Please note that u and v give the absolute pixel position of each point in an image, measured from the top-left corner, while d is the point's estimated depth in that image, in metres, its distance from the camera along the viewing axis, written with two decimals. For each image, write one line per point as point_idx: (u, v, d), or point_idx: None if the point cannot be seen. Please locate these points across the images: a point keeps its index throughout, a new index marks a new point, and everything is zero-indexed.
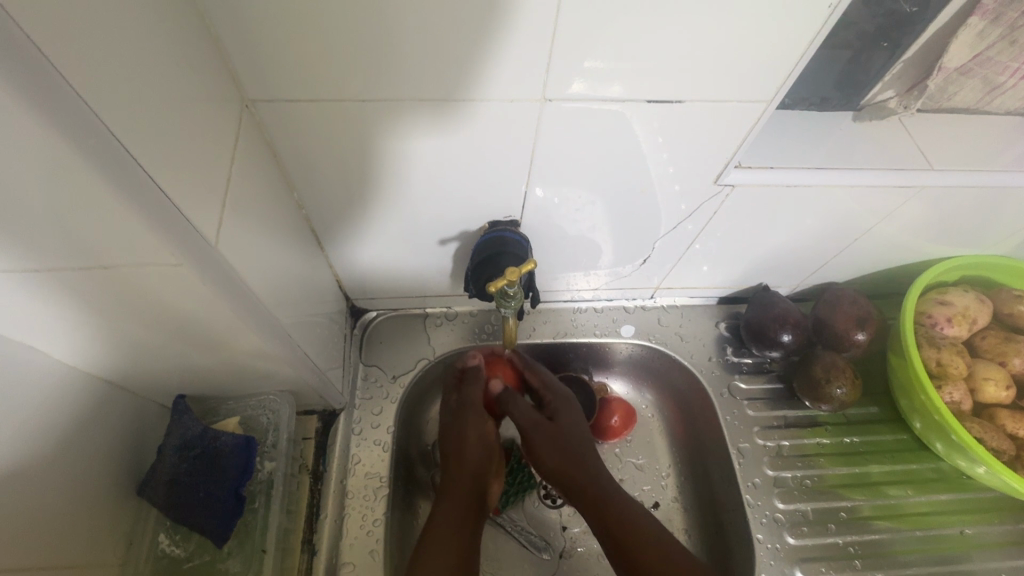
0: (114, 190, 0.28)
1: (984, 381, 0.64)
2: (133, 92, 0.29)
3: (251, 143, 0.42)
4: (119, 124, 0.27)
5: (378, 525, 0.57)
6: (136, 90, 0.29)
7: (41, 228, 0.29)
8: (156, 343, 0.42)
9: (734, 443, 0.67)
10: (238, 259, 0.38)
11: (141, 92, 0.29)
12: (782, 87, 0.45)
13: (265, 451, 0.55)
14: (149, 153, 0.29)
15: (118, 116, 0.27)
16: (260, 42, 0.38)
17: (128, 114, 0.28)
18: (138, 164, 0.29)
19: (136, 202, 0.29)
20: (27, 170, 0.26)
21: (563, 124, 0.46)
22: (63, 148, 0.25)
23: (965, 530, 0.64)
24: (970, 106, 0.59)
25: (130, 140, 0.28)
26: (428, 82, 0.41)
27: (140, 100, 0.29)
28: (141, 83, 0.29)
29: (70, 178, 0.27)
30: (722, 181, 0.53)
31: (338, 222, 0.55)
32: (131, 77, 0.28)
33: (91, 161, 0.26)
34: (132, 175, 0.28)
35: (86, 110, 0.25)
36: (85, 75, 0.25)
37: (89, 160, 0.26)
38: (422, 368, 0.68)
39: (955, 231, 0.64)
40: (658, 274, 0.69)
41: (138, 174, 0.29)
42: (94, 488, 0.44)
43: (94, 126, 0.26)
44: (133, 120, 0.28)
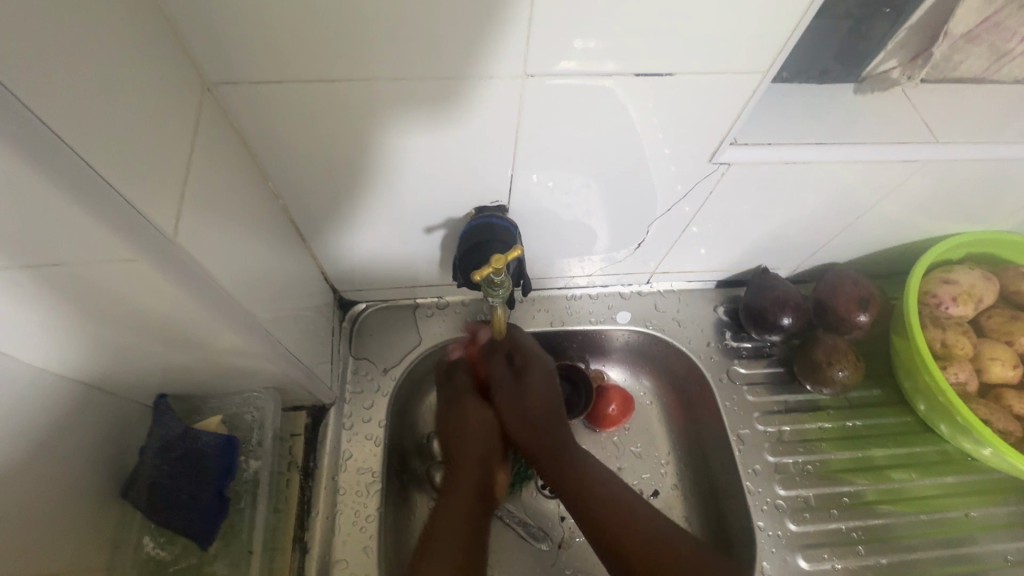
0: (56, 186, 0.26)
1: (991, 362, 0.62)
2: (71, 72, 0.26)
3: (216, 130, 0.40)
4: (54, 107, 0.25)
5: (371, 521, 0.56)
6: (75, 70, 0.27)
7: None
8: (129, 342, 0.40)
9: (734, 429, 0.65)
10: (206, 252, 0.36)
11: (79, 71, 0.27)
12: (778, 58, 0.42)
13: (250, 450, 0.53)
14: (95, 145, 0.28)
15: (52, 97, 0.25)
16: (219, 22, 0.35)
17: (63, 96, 0.26)
18: (74, 150, 0.26)
19: (77, 191, 0.27)
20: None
21: (549, 103, 0.44)
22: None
23: (970, 512, 0.63)
24: (977, 76, 0.56)
25: (66, 123, 0.26)
26: (400, 59, 0.39)
27: (79, 82, 0.27)
28: (79, 63, 0.27)
29: (7, 170, 0.25)
30: (718, 159, 0.51)
31: (319, 213, 0.53)
32: (67, 56, 0.26)
33: (26, 157, 0.25)
34: (69, 163, 0.26)
35: (11, 92, 0.23)
36: (10, 54, 0.23)
37: (24, 156, 0.25)
38: (413, 360, 0.67)
39: (960, 207, 0.62)
40: (653, 258, 0.67)
41: (81, 168, 0.27)
42: (75, 494, 0.43)
43: (20, 109, 0.24)
44: (70, 105, 0.26)
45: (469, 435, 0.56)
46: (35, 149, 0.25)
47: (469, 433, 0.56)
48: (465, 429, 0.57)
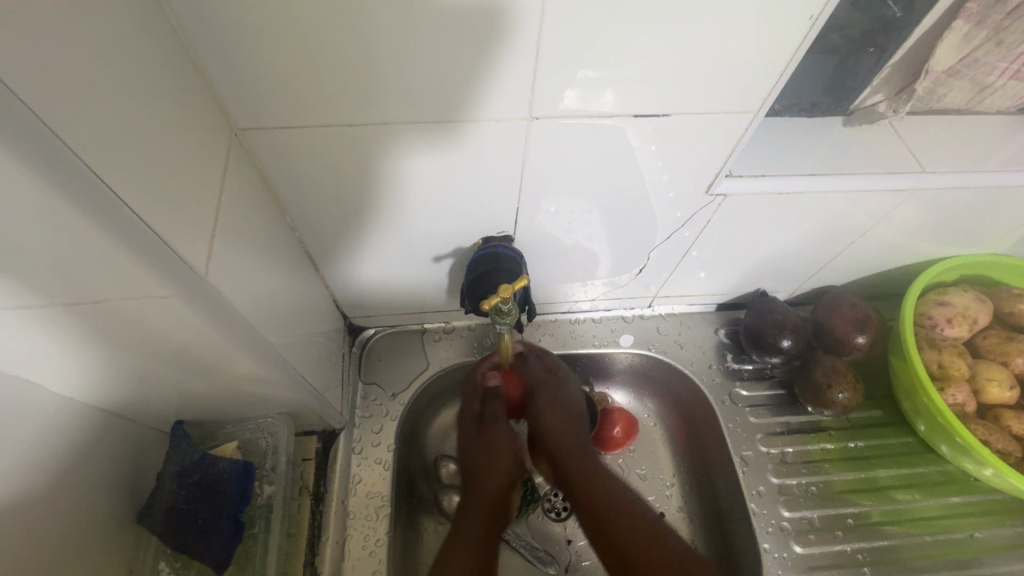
0: (101, 231, 0.29)
1: (987, 382, 0.63)
2: (114, 126, 0.29)
3: (241, 171, 0.42)
4: (97, 153, 0.27)
5: (381, 545, 0.57)
6: (116, 119, 0.29)
7: (27, 265, 0.29)
8: (152, 371, 0.42)
9: (737, 451, 0.66)
10: (228, 283, 0.38)
11: (118, 120, 0.29)
12: (765, 98, 0.45)
13: (264, 475, 0.55)
14: (139, 194, 0.30)
15: (97, 144, 0.27)
16: (248, 74, 0.38)
17: (105, 143, 0.28)
18: (113, 190, 0.28)
19: (113, 229, 0.29)
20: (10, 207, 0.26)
21: (552, 139, 0.46)
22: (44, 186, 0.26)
23: (975, 533, 0.63)
24: (961, 107, 0.59)
25: (106, 167, 0.28)
26: (412, 102, 0.41)
27: (122, 135, 0.29)
28: (119, 114, 0.29)
29: (54, 213, 0.27)
30: (714, 190, 0.53)
31: (333, 243, 0.55)
32: (109, 108, 0.29)
33: (75, 206, 0.27)
34: (109, 204, 0.28)
35: (62, 144, 0.25)
36: (65, 114, 0.26)
37: (73, 204, 0.27)
38: (421, 384, 0.68)
39: (951, 232, 0.63)
40: (655, 282, 0.69)
41: (125, 214, 0.29)
42: (94, 519, 0.44)
43: (79, 165, 0.26)
44: (118, 160, 0.29)
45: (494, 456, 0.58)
46: (84, 197, 0.27)
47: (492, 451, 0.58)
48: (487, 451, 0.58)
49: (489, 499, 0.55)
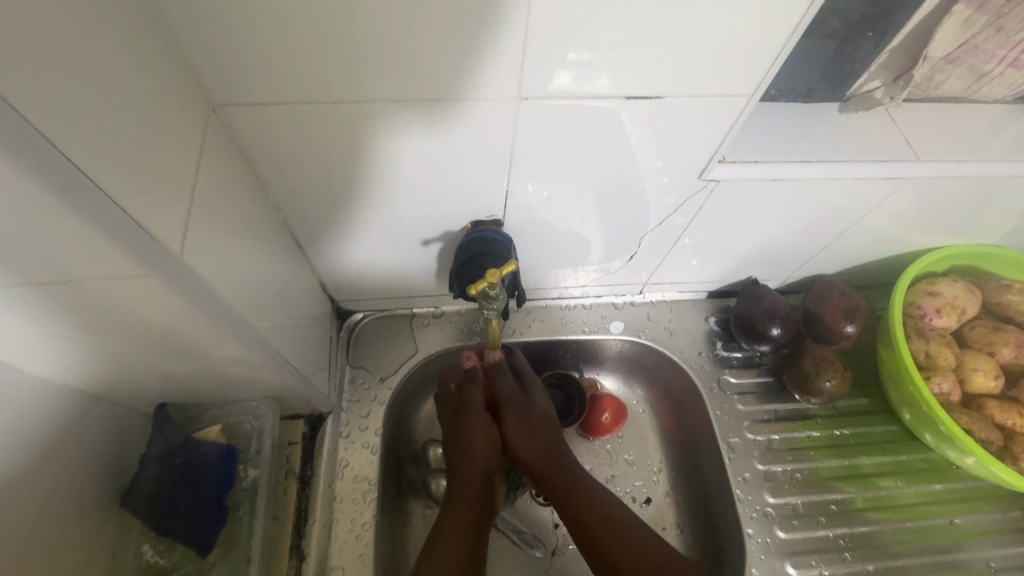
0: (66, 206, 0.27)
1: (973, 372, 0.62)
2: (83, 98, 0.27)
3: (220, 149, 0.41)
4: (58, 123, 0.26)
5: (367, 528, 0.57)
6: (80, 87, 0.27)
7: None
8: (132, 353, 0.41)
9: (724, 438, 0.67)
10: (208, 265, 0.37)
11: (84, 89, 0.28)
12: (762, 81, 0.44)
13: (248, 459, 0.54)
14: (107, 170, 0.29)
15: (61, 114, 0.26)
16: (226, 48, 0.37)
17: (68, 113, 0.26)
18: (77, 161, 0.27)
19: (79, 205, 0.28)
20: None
21: (543, 120, 0.45)
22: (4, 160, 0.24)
23: (955, 519, 0.64)
24: (958, 95, 0.58)
25: (69, 139, 0.26)
26: (398, 79, 0.40)
27: (90, 109, 0.28)
28: (83, 82, 0.28)
29: (17, 189, 0.26)
30: (707, 176, 0.53)
31: (318, 225, 0.54)
32: (73, 75, 0.27)
33: (40, 181, 0.26)
34: (74, 177, 0.27)
35: (21, 117, 0.24)
36: (28, 85, 0.24)
37: (37, 180, 0.26)
38: (409, 369, 0.68)
39: (943, 221, 0.63)
40: (646, 269, 0.68)
41: (91, 189, 0.28)
42: (75, 502, 0.44)
43: (40, 139, 0.25)
44: (83, 135, 0.27)
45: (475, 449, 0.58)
46: (48, 171, 0.26)
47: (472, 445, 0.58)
48: (475, 447, 0.58)
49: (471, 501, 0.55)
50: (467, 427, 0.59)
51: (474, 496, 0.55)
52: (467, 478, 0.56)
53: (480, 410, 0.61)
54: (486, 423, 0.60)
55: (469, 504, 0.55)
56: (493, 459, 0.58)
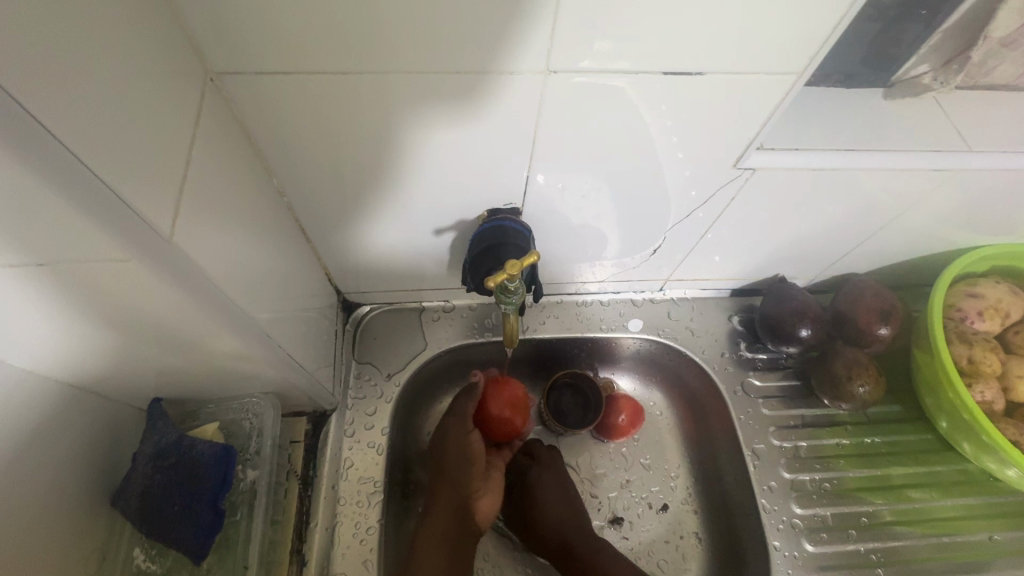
0: (38, 178, 0.24)
1: (1019, 380, 0.58)
2: (60, 55, 0.24)
3: (218, 122, 0.38)
4: (27, 77, 0.22)
5: (372, 533, 0.54)
6: (55, 41, 0.24)
7: None
8: (121, 345, 0.38)
9: (748, 444, 0.63)
10: (203, 248, 0.34)
11: (61, 43, 0.24)
12: (812, 60, 0.40)
13: (247, 459, 0.51)
14: (85, 138, 0.25)
15: (32, 71, 0.22)
16: (226, 11, 0.33)
17: (40, 69, 0.23)
18: (48, 127, 0.23)
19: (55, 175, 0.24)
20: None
21: (571, 101, 0.41)
22: None
23: (993, 535, 0.60)
24: (1012, 83, 0.54)
25: (40, 97, 0.23)
26: (415, 50, 0.37)
27: (67, 66, 0.24)
28: (62, 35, 0.24)
29: None
30: (743, 164, 0.49)
31: (323, 210, 0.50)
32: (48, 25, 0.23)
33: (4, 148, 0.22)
34: (46, 146, 0.23)
35: None
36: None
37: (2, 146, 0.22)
38: (416, 365, 0.64)
39: (989, 219, 0.59)
40: (668, 265, 0.65)
41: (65, 158, 0.24)
42: (60, 503, 0.41)
43: (4, 97, 0.21)
44: (55, 95, 0.24)
45: (455, 464, 0.58)
46: (15, 135, 0.22)
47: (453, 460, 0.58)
48: (451, 457, 0.58)
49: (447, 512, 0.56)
50: (444, 434, 0.60)
51: (449, 507, 0.56)
52: (446, 492, 0.56)
53: (458, 418, 0.61)
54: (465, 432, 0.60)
55: (445, 517, 0.55)
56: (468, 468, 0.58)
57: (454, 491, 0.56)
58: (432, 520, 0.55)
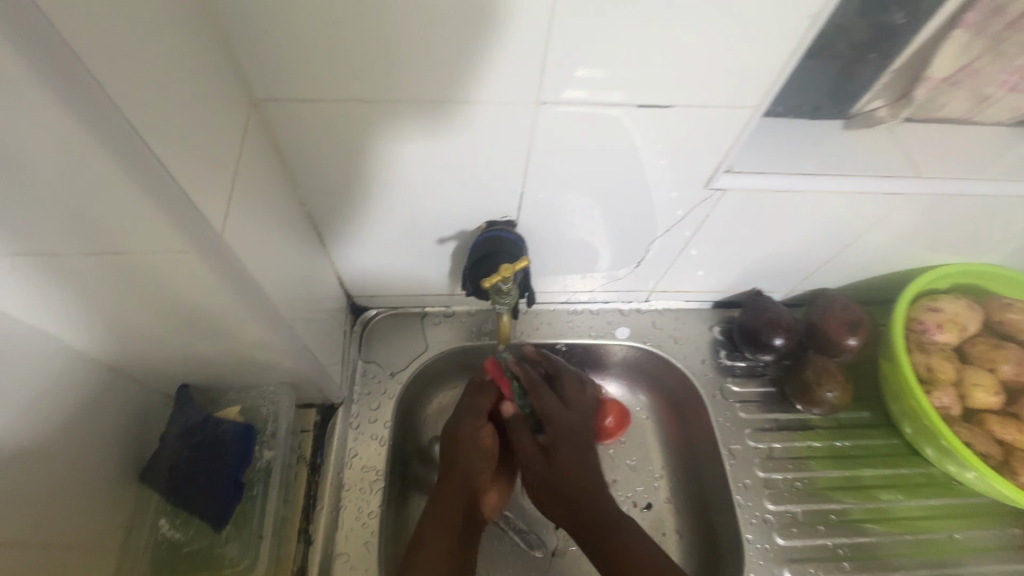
0: (129, 180, 0.30)
1: (973, 388, 0.63)
2: (153, 86, 0.30)
3: (258, 140, 0.44)
4: (132, 102, 0.28)
5: (373, 517, 0.59)
6: (149, 75, 0.30)
7: (50, 212, 0.30)
8: (162, 332, 0.43)
9: (725, 445, 0.68)
10: (244, 245, 0.40)
11: (151, 71, 0.30)
12: (764, 95, 0.46)
13: (263, 441, 0.55)
14: (170, 152, 0.31)
15: (131, 93, 0.28)
16: (272, 50, 0.40)
17: (140, 96, 0.29)
18: (145, 141, 0.29)
19: (139, 176, 0.30)
20: (38, 145, 0.26)
21: (559, 126, 0.47)
22: (81, 131, 0.27)
23: (955, 534, 0.64)
24: (961, 117, 0.60)
25: (141, 118, 0.29)
26: (426, 82, 0.43)
27: (158, 94, 0.30)
28: (152, 67, 0.30)
29: (84, 159, 0.28)
30: (713, 185, 0.54)
31: (340, 220, 0.56)
32: (144, 62, 0.29)
33: (110, 155, 0.28)
34: (142, 156, 0.29)
35: (103, 94, 0.26)
36: (110, 66, 0.27)
37: (109, 153, 0.28)
38: (418, 365, 0.69)
39: (946, 239, 0.65)
40: (653, 277, 0.70)
41: (154, 166, 0.30)
42: (97, 472, 0.46)
43: (117, 117, 0.27)
44: (151, 116, 0.30)
45: (467, 457, 0.61)
46: (119, 147, 0.28)
47: (464, 452, 0.61)
48: (462, 446, 0.62)
49: (453, 501, 0.59)
50: (456, 426, 0.63)
51: (459, 496, 0.59)
52: (453, 481, 0.60)
53: (472, 413, 0.64)
54: (477, 427, 0.63)
55: (453, 505, 0.58)
56: (478, 462, 0.61)
57: (462, 483, 0.60)
58: (439, 506, 0.58)
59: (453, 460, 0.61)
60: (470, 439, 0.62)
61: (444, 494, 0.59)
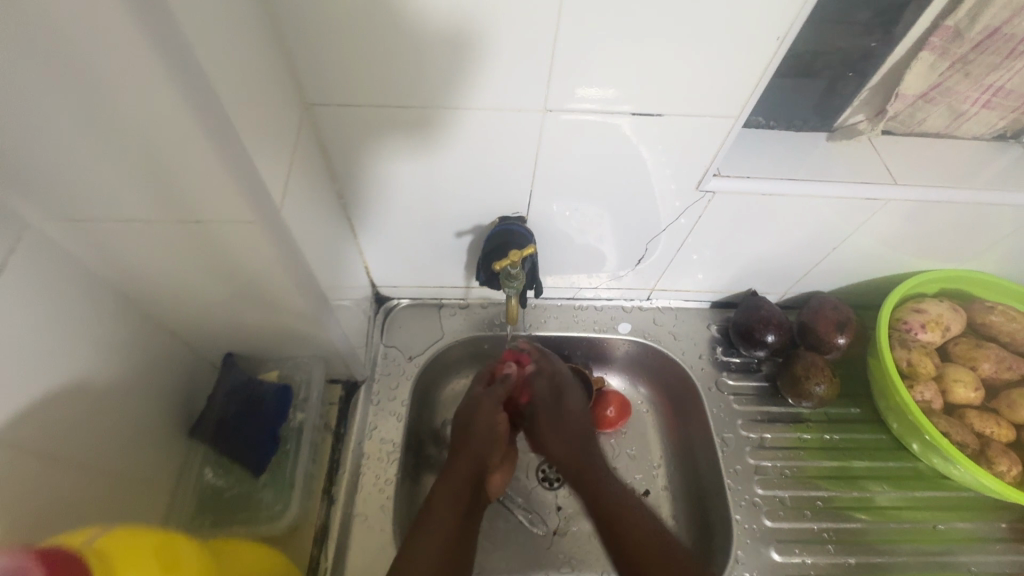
0: (218, 157, 0.35)
1: (954, 383, 0.66)
2: (238, 81, 0.36)
3: (307, 138, 0.50)
4: (225, 93, 0.34)
5: (389, 485, 0.64)
6: (235, 71, 0.36)
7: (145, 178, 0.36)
8: (217, 299, 0.50)
9: (718, 433, 0.72)
10: (292, 221, 0.46)
11: (237, 69, 0.36)
12: (745, 106, 0.51)
13: (297, 403, 0.61)
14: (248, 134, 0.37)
15: (226, 87, 0.34)
16: (326, 62, 0.46)
17: (229, 88, 0.34)
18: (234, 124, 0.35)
19: (228, 156, 0.35)
20: (150, 122, 0.32)
21: (566, 131, 0.54)
22: (187, 114, 0.32)
23: (938, 525, 0.67)
24: (940, 131, 0.66)
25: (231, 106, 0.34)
26: (453, 90, 0.49)
27: (241, 88, 0.36)
28: (237, 67, 0.36)
29: (184, 137, 0.33)
30: (703, 188, 0.60)
31: (370, 213, 0.63)
32: (233, 61, 0.35)
33: (209, 135, 0.34)
34: (230, 136, 0.35)
35: (207, 84, 0.32)
36: (211, 61, 0.32)
37: (208, 134, 0.33)
38: (434, 350, 0.76)
39: (930, 245, 0.69)
40: (653, 276, 0.76)
41: (239, 145, 0.35)
42: (156, 423, 0.52)
43: (215, 102, 0.33)
44: (237, 104, 0.35)
45: (481, 438, 0.64)
46: (215, 129, 0.34)
47: (480, 444, 0.63)
48: (477, 429, 0.64)
49: (462, 480, 0.61)
50: (474, 410, 0.65)
51: (467, 476, 0.61)
52: (462, 461, 0.62)
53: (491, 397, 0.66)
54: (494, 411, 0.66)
55: (461, 483, 0.60)
56: (489, 445, 0.64)
57: (473, 463, 0.62)
58: (449, 483, 0.60)
59: (466, 442, 0.63)
60: (485, 423, 0.64)
61: (453, 472, 0.61)
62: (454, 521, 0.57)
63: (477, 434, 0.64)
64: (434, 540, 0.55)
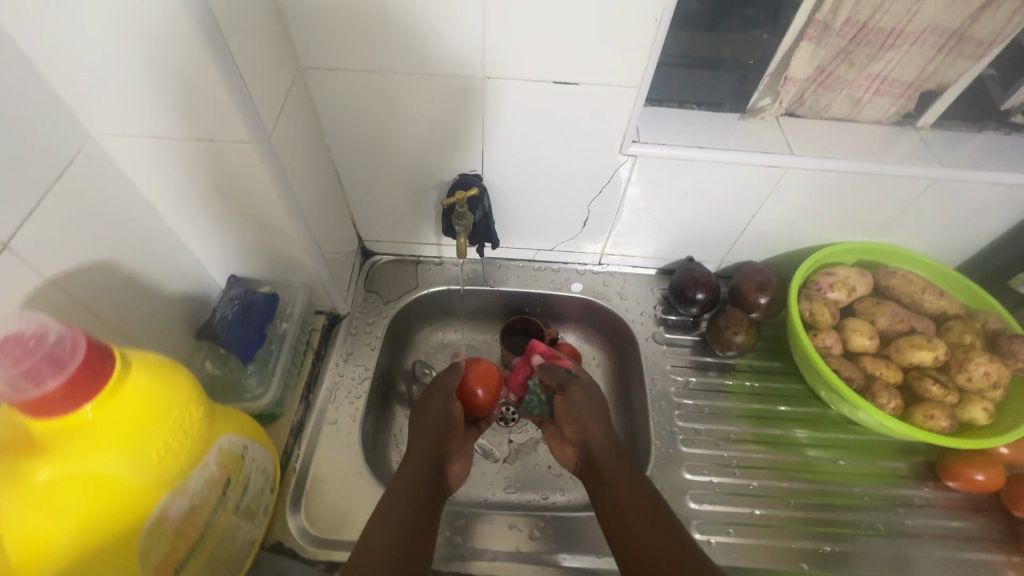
0: (223, 84, 0.48)
1: (853, 333, 0.75)
2: (241, 34, 0.49)
3: (302, 96, 0.64)
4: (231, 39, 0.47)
5: (359, 399, 0.76)
6: (240, 26, 0.49)
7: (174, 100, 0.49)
8: (224, 218, 0.64)
9: (649, 376, 0.82)
10: (281, 153, 0.59)
11: (242, 25, 0.49)
12: (643, 77, 0.63)
13: (283, 314, 0.74)
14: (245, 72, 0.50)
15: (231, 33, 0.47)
16: (315, 33, 0.60)
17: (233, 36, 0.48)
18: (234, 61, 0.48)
19: (229, 83, 0.48)
20: (178, 54, 0.45)
21: (509, 99, 0.66)
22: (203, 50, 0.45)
23: (840, 461, 0.75)
24: (845, 117, 0.76)
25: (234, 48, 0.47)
26: (415, 60, 0.62)
27: (243, 39, 0.50)
28: (242, 23, 0.49)
29: (200, 67, 0.46)
30: (625, 151, 0.71)
31: (355, 169, 0.77)
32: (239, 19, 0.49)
33: (217, 66, 0.46)
34: (232, 69, 0.48)
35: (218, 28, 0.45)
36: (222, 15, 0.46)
37: (215, 65, 0.46)
38: (409, 297, 0.88)
39: (839, 216, 0.79)
40: (600, 239, 0.87)
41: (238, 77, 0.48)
42: (170, 317, 0.65)
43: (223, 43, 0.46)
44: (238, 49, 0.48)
45: (435, 423, 0.68)
46: (223, 62, 0.47)
47: (432, 429, 0.67)
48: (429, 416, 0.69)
49: (419, 463, 0.61)
50: (427, 400, 0.73)
51: (427, 461, 0.62)
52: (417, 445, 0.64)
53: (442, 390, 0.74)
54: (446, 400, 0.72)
55: (417, 470, 0.59)
56: (444, 430, 0.68)
57: (429, 445, 0.64)
58: (409, 467, 0.60)
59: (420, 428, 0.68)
60: (437, 409, 0.70)
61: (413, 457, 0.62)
62: (417, 501, 0.56)
63: (435, 420, 0.69)
64: (396, 515, 0.53)
